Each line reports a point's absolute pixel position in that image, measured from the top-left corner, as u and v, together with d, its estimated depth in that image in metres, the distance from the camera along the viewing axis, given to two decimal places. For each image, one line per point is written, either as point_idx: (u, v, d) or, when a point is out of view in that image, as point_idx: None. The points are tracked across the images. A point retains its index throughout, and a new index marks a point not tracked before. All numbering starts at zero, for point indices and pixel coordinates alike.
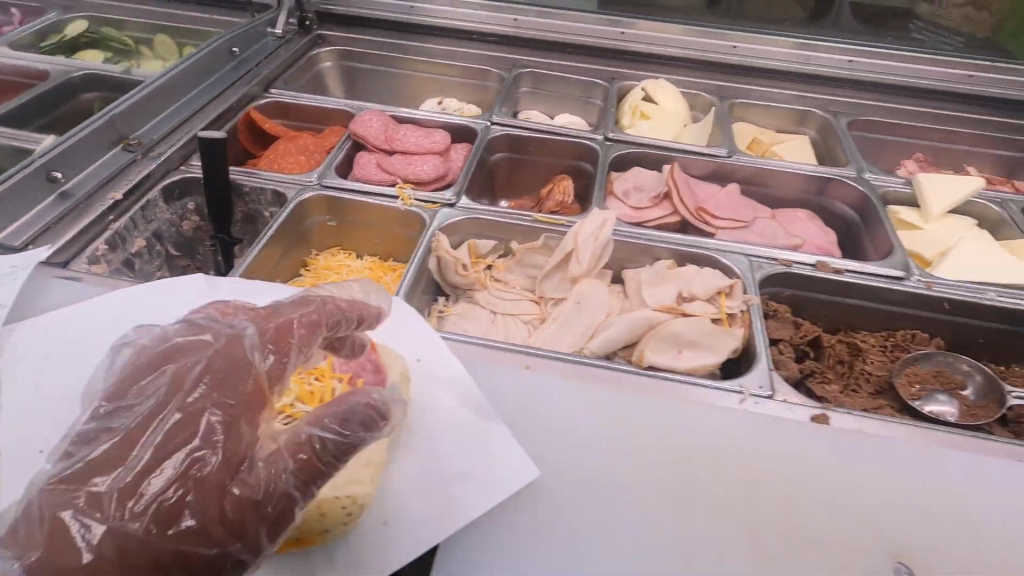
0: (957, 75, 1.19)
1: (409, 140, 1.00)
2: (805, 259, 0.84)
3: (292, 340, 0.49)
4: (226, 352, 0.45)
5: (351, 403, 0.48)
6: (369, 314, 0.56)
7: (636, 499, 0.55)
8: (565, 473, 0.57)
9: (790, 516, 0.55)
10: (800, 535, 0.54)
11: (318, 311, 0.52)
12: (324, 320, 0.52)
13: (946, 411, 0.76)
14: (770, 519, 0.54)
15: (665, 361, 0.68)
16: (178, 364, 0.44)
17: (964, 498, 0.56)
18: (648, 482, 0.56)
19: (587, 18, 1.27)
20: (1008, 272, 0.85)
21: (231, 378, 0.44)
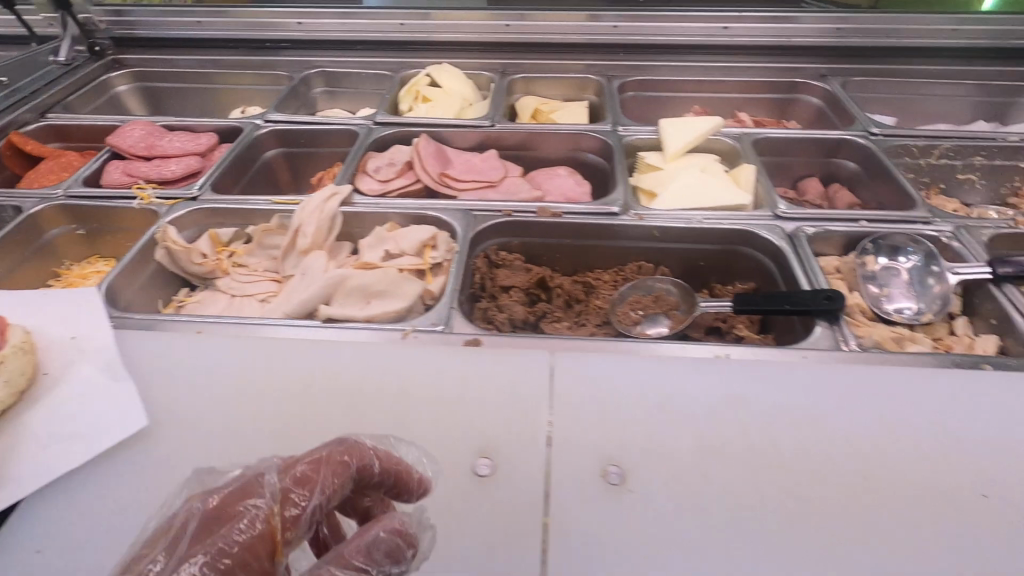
0: (714, 28, 1.26)
1: (169, 145, 1.03)
2: (526, 207, 0.89)
3: (318, 477, 0.43)
4: (335, 462, 0.44)
5: (373, 532, 0.42)
6: (412, 477, 0.49)
7: (245, 434, 0.57)
8: (181, 422, 0.58)
9: (391, 431, 0.57)
10: (394, 447, 0.56)
11: (348, 450, 0.45)
12: (394, 467, 0.47)
13: (662, 331, 0.82)
14: (371, 435, 0.57)
15: (351, 313, 0.71)
16: (262, 496, 0.41)
17: (563, 398, 0.60)
18: (261, 417, 0.58)
19: (368, 14, 1.30)
20: (721, 196, 0.90)
21: (340, 490, 0.43)
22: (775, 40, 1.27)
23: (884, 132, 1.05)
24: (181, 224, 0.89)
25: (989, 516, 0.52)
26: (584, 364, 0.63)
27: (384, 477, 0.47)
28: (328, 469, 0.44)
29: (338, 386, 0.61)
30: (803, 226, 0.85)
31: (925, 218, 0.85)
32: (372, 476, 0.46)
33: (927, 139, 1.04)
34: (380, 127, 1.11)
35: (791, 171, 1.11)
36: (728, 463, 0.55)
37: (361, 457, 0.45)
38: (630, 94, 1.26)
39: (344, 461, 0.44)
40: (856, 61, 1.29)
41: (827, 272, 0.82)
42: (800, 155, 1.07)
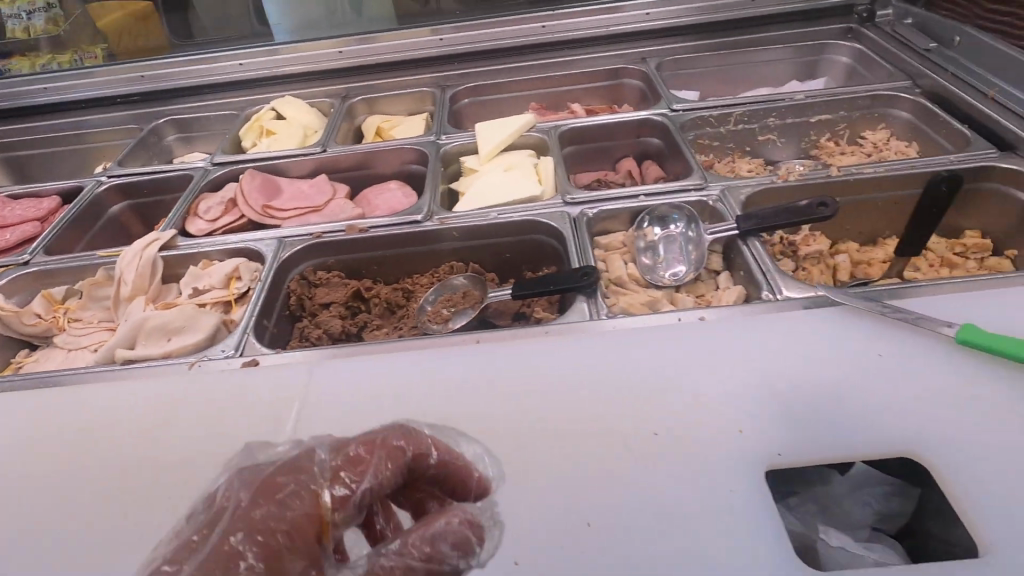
0: (533, 29, 1.34)
1: (9, 214, 1.07)
2: (335, 227, 0.95)
3: (371, 461, 0.46)
4: (387, 457, 0.46)
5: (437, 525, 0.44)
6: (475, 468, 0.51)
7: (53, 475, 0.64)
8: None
9: (158, 455, 0.63)
10: (158, 470, 0.61)
11: (402, 439, 0.48)
12: (451, 460, 0.49)
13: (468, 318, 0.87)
14: (139, 463, 0.62)
15: (151, 352, 0.76)
16: (295, 478, 0.44)
17: (317, 401, 0.65)
18: (67, 460, 0.64)
19: (208, 58, 1.35)
20: (517, 191, 0.97)
21: (358, 482, 0.45)
22: (593, 33, 1.35)
23: (683, 108, 1.13)
24: (10, 289, 0.94)
25: (673, 433, 0.57)
26: (340, 368, 0.69)
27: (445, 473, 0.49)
28: (383, 454, 0.46)
29: (121, 424, 0.67)
30: (588, 208, 0.92)
31: (697, 185, 0.93)
32: (428, 467, 0.48)
33: (721, 108, 1.12)
34: (217, 167, 1.16)
35: (610, 154, 1.18)
36: (491, 429, 0.60)
37: (416, 447, 0.48)
38: (464, 102, 1.34)
39: (400, 445, 0.47)
40: (673, 41, 1.37)
41: (614, 247, 0.89)
42: (611, 139, 1.15)
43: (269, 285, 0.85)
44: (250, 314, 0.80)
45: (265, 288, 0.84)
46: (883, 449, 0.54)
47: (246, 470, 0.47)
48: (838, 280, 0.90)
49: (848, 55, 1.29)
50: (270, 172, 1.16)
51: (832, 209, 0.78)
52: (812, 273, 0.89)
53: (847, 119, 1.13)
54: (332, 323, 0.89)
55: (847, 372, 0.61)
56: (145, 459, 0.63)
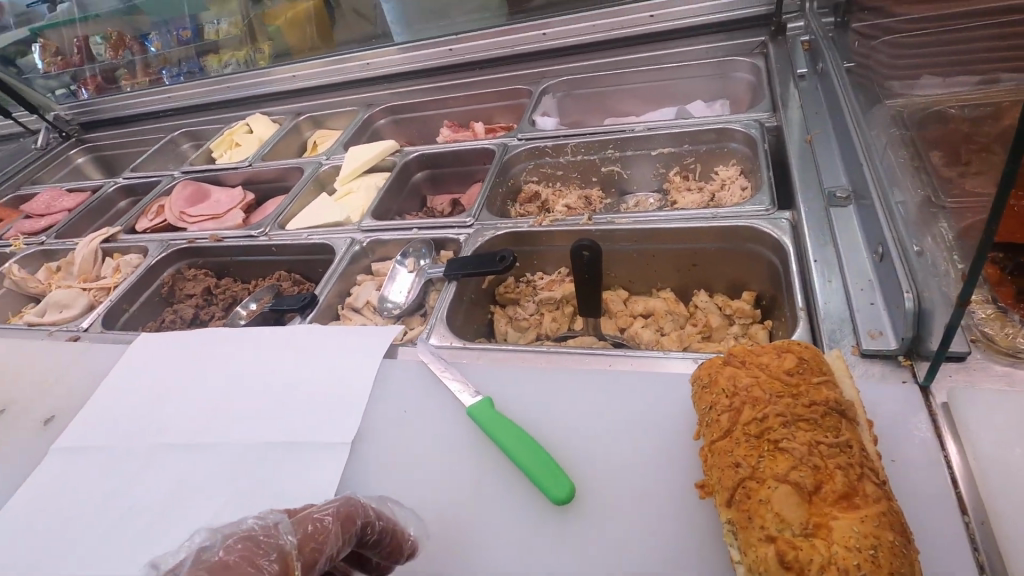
0: (441, 52, 1.46)
1: (60, 205, 1.55)
2: (204, 235, 1.21)
3: (351, 526, 0.49)
4: (345, 514, 0.50)
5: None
6: (403, 545, 0.53)
7: None
8: None
9: None
10: None
11: (352, 504, 0.51)
12: (389, 527, 0.52)
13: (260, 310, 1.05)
14: None
15: (48, 318, 1.10)
16: (335, 502, 0.51)
17: (79, 369, 0.91)
18: None
19: (212, 82, 1.72)
20: (331, 215, 1.13)
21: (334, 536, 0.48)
22: (498, 52, 1.41)
23: (524, 137, 1.17)
24: (22, 262, 1.37)
25: (269, 475, 0.65)
26: (108, 347, 0.95)
27: (382, 537, 0.52)
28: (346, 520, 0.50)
29: (16, 369, 0.96)
30: (369, 237, 1.05)
31: (462, 222, 0.99)
32: (371, 532, 0.51)
33: (558, 139, 1.13)
34: (183, 176, 1.50)
35: (468, 178, 1.26)
36: (206, 411, 0.76)
37: (363, 515, 0.51)
38: (382, 122, 1.50)
39: (374, 520, 0.52)
40: (578, 59, 1.36)
41: (377, 275, 1.02)
42: (464, 165, 1.23)
43: (136, 278, 1.14)
44: (111, 299, 1.09)
45: (134, 281, 1.14)
46: None
47: (301, 518, 0.49)
48: (573, 326, 0.91)
49: (751, 72, 1.18)
50: (213, 181, 1.47)
51: (506, 263, 0.81)
52: (544, 319, 0.91)
53: (694, 153, 1.07)
54: (185, 310, 1.14)
55: (384, 417, 0.69)
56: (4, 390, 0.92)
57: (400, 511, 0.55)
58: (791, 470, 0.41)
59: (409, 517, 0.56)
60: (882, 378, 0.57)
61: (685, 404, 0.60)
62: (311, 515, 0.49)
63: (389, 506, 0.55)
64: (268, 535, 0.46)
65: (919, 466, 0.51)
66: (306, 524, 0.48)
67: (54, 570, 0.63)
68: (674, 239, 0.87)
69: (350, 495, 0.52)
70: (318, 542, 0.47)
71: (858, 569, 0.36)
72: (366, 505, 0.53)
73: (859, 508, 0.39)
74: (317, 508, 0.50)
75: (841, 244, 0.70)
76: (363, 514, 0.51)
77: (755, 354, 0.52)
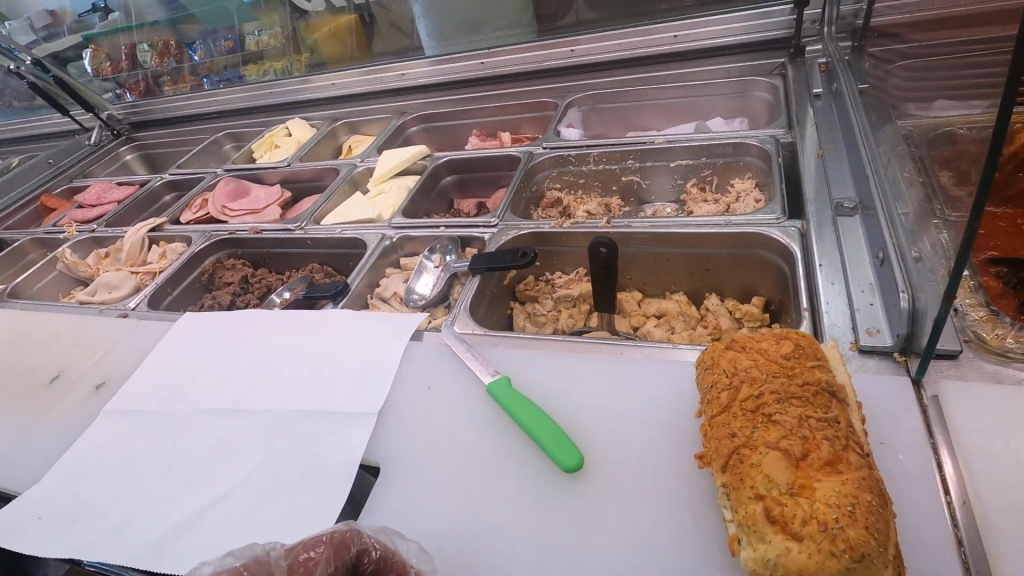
0: (473, 65, 1.54)
1: (110, 198, 1.65)
2: (243, 228, 1.29)
3: (343, 553, 0.51)
4: (337, 543, 0.51)
5: None
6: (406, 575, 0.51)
7: (36, 352, 1.03)
8: (13, 344, 1.07)
9: (47, 354, 1.01)
10: (33, 363, 1.00)
11: (346, 532, 0.52)
12: (389, 556, 0.52)
13: (294, 299, 1.10)
14: (39, 357, 1.01)
15: (98, 298, 1.18)
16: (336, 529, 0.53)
17: (128, 344, 0.98)
18: (41, 350, 1.03)
19: (254, 87, 1.82)
20: (363, 213, 1.20)
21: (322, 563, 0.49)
22: (527, 67, 1.49)
23: (549, 146, 1.23)
24: (74, 248, 1.47)
25: (303, 441, 0.70)
26: (154, 324, 1.02)
27: (381, 566, 0.52)
28: (337, 549, 0.51)
29: (71, 338, 1.04)
30: (399, 233, 1.12)
31: (488, 222, 1.05)
32: (368, 561, 0.52)
33: (581, 149, 1.19)
34: (224, 174, 1.59)
35: (494, 183, 1.32)
36: (245, 382, 0.82)
37: (358, 542, 0.52)
38: (413, 129, 1.57)
39: (373, 549, 0.52)
40: (603, 75, 1.41)
41: (404, 270, 1.08)
42: (490, 170, 1.30)
43: (180, 265, 1.22)
44: (156, 283, 1.17)
45: (178, 267, 1.21)
46: (415, 500, 0.62)
47: (299, 544, 0.52)
48: (589, 323, 0.95)
49: (769, 91, 1.23)
50: (253, 179, 1.56)
51: (527, 259, 0.86)
52: (561, 315, 0.96)
53: (711, 166, 1.12)
54: (223, 296, 1.21)
55: (409, 392, 0.74)
56: (59, 357, 0.99)
57: (404, 541, 0.54)
58: (780, 438, 0.45)
59: (416, 549, 0.54)
60: (877, 371, 0.61)
61: (692, 389, 0.64)
62: (307, 543, 0.51)
63: (397, 536, 0.55)
64: (261, 561, 0.50)
65: (907, 451, 0.54)
66: (298, 553, 0.50)
67: (103, 514, 0.69)
68: (688, 244, 0.92)
69: (353, 524, 0.54)
70: (307, 569, 0.49)
71: (835, 522, 0.40)
72: (368, 533, 0.54)
73: (841, 473, 0.43)
74: (315, 536, 0.52)
75: (846, 251, 0.74)
76: (358, 542, 0.52)
77: (756, 340, 0.56)
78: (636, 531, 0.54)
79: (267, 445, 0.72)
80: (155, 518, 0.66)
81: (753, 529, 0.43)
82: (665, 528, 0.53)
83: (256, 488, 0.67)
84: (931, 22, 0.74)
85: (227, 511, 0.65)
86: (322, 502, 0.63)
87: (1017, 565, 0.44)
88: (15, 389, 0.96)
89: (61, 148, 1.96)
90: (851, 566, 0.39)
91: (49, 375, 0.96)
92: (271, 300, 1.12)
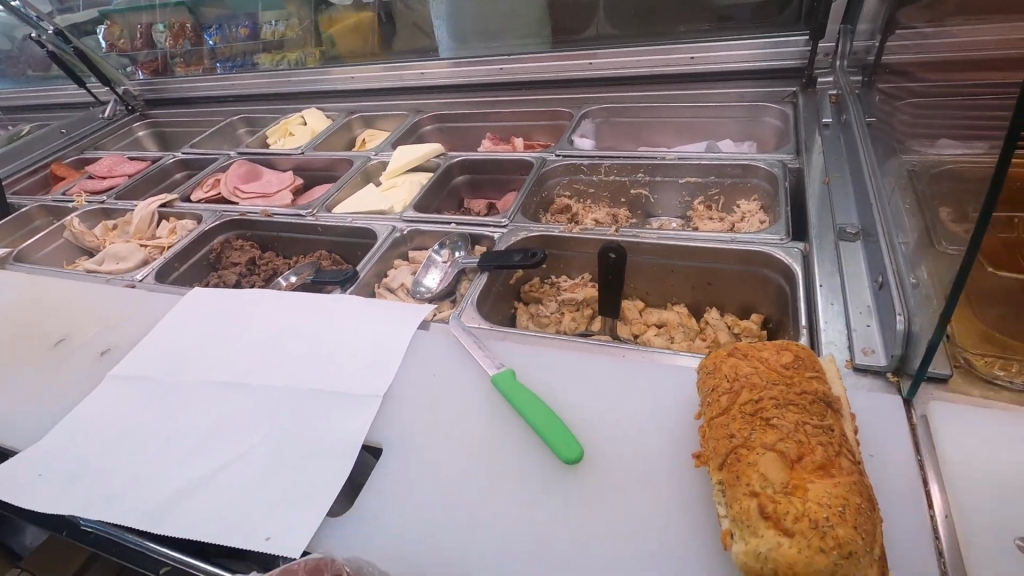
0: (491, 70, 1.57)
1: (121, 171, 1.66)
2: (254, 209, 1.31)
3: None
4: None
5: None
6: None
7: (44, 314, 1.03)
8: (20, 305, 1.07)
9: (54, 317, 1.02)
10: (40, 325, 1.00)
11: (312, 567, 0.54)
12: None
13: (300, 283, 1.11)
14: (45, 319, 1.02)
15: (106, 267, 1.19)
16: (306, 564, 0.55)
17: (134, 314, 0.99)
18: (49, 313, 1.04)
19: (273, 74, 1.84)
20: (375, 204, 1.22)
21: None
22: (544, 76, 1.52)
23: (562, 154, 1.26)
24: (83, 217, 1.48)
25: (308, 421, 0.72)
26: (162, 297, 1.03)
27: None
28: None
29: (78, 303, 1.05)
30: (409, 226, 1.14)
31: (498, 222, 1.07)
32: None
33: (593, 159, 1.22)
34: (238, 157, 1.61)
35: (504, 186, 1.35)
36: (252, 360, 0.83)
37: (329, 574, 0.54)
38: (428, 128, 1.60)
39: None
40: (618, 89, 1.45)
41: (412, 262, 1.10)
42: (502, 173, 1.32)
43: (189, 241, 1.23)
44: (164, 257, 1.18)
45: (187, 244, 1.23)
46: (415, 482, 0.64)
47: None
48: (590, 327, 0.97)
49: (779, 118, 1.26)
50: (267, 164, 1.58)
51: (536, 259, 0.88)
52: (564, 318, 0.98)
53: (719, 185, 1.15)
54: (229, 275, 1.22)
55: (414, 378, 0.76)
56: (65, 320, 1.00)
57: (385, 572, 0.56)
58: (777, 441, 0.47)
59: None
60: (871, 389, 0.63)
61: (691, 394, 0.66)
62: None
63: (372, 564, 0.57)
64: None
65: (895, 465, 0.56)
66: None
67: (108, 478, 0.69)
68: (693, 258, 0.94)
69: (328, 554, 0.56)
70: None
71: (826, 520, 0.42)
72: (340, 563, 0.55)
73: (833, 476, 0.45)
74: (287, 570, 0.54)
75: (846, 273, 0.77)
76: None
77: (757, 348, 0.58)
78: (631, 525, 0.56)
79: (272, 422, 0.73)
80: (158, 485, 0.67)
81: (746, 524, 0.44)
82: (660, 522, 0.55)
83: (262, 462, 0.68)
84: (943, 63, 0.78)
85: (233, 482, 0.66)
86: (325, 479, 0.64)
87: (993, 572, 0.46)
88: (20, 348, 0.96)
89: (75, 119, 1.97)
90: (839, 561, 0.41)
91: (55, 337, 0.96)
92: (276, 283, 1.13)
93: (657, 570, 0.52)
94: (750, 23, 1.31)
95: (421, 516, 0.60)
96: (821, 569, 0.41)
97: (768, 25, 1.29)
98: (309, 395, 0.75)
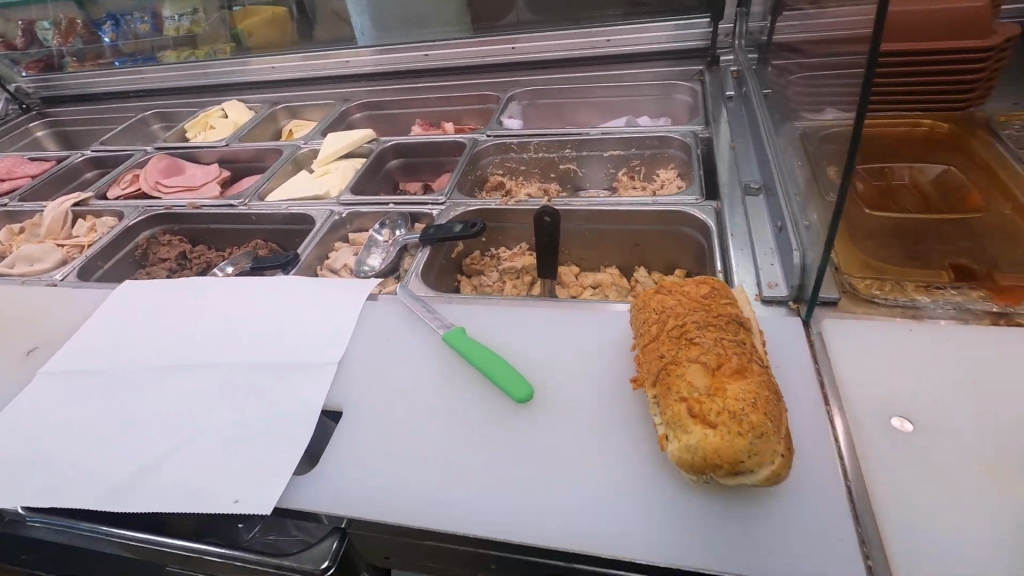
0: (416, 57, 1.59)
1: (22, 172, 1.54)
2: (181, 202, 1.27)
3: None
4: None
5: None
6: None
7: None
8: None
9: None
10: None
11: None
12: None
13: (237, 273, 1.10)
14: None
15: (19, 270, 1.12)
16: None
17: (59, 312, 0.95)
18: None
19: (186, 66, 1.77)
20: (310, 190, 1.22)
21: None
22: (469, 61, 1.56)
23: (492, 134, 1.31)
24: None
25: (261, 392, 0.72)
26: (88, 294, 0.99)
27: None
28: None
29: None
30: (347, 209, 1.15)
31: (436, 199, 1.11)
32: None
33: (523, 137, 1.29)
34: (155, 152, 1.54)
35: (438, 168, 1.38)
36: (196, 343, 0.82)
37: None
38: (357, 115, 1.60)
39: None
40: (540, 73, 1.51)
41: (353, 244, 1.11)
42: (435, 155, 1.35)
43: (111, 238, 1.18)
44: (85, 256, 1.13)
45: (109, 241, 1.18)
46: (373, 431, 0.66)
47: None
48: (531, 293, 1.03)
49: (689, 94, 1.37)
50: (189, 158, 1.52)
51: (476, 229, 0.93)
52: (505, 286, 1.03)
53: (639, 156, 1.23)
54: (158, 271, 1.18)
55: (367, 344, 0.78)
56: None
57: None
58: (699, 355, 0.55)
59: None
60: (777, 315, 0.72)
61: (626, 333, 0.73)
62: None
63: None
64: None
65: (800, 370, 0.65)
66: None
67: (50, 469, 0.67)
68: (620, 221, 1.02)
69: None
70: None
71: (742, 411, 0.49)
72: None
73: (747, 378, 0.53)
74: None
75: (752, 223, 0.86)
76: None
77: (680, 285, 0.66)
78: (580, 444, 0.60)
79: (225, 396, 0.73)
80: (109, 468, 0.66)
81: (678, 425, 0.51)
82: (604, 438, 0.60)
83: (214, 437, 0.67)
84: (819, 37, 0.89)
85: (185, 459, 0.66)
86: (286, 442, 0.65)
87: (876, 441, 0.55)
88: None
89: None
90: (754, 442, 0.48)
91: None
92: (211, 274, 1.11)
93: (604, 476, 0.57)
94: (658, 8, 1.41)
95: (382, 459, 0.62)
96: (740, 450, 0.48)
97: (674, 9, 1.39)
98: (261, 369, 0.76)
